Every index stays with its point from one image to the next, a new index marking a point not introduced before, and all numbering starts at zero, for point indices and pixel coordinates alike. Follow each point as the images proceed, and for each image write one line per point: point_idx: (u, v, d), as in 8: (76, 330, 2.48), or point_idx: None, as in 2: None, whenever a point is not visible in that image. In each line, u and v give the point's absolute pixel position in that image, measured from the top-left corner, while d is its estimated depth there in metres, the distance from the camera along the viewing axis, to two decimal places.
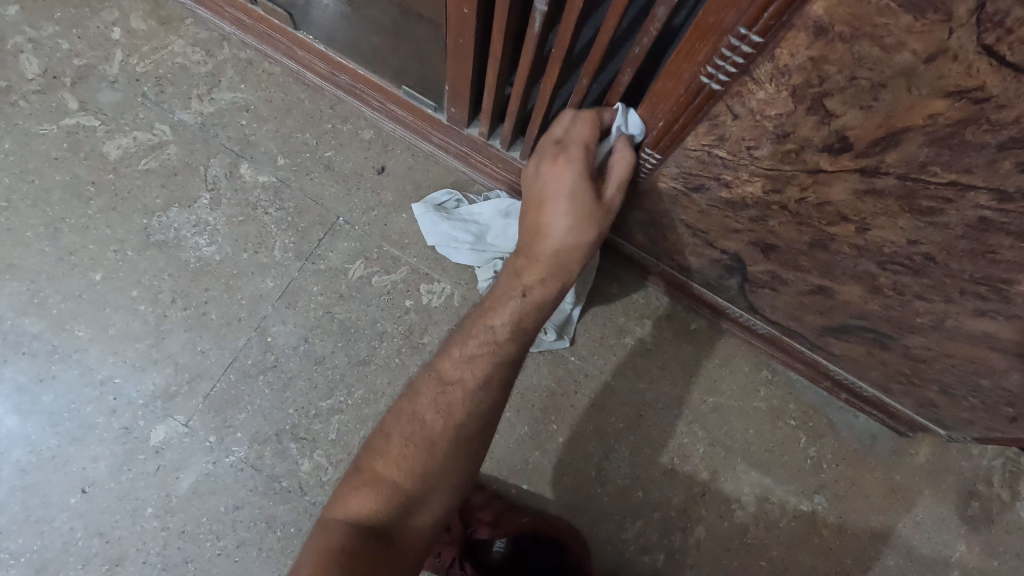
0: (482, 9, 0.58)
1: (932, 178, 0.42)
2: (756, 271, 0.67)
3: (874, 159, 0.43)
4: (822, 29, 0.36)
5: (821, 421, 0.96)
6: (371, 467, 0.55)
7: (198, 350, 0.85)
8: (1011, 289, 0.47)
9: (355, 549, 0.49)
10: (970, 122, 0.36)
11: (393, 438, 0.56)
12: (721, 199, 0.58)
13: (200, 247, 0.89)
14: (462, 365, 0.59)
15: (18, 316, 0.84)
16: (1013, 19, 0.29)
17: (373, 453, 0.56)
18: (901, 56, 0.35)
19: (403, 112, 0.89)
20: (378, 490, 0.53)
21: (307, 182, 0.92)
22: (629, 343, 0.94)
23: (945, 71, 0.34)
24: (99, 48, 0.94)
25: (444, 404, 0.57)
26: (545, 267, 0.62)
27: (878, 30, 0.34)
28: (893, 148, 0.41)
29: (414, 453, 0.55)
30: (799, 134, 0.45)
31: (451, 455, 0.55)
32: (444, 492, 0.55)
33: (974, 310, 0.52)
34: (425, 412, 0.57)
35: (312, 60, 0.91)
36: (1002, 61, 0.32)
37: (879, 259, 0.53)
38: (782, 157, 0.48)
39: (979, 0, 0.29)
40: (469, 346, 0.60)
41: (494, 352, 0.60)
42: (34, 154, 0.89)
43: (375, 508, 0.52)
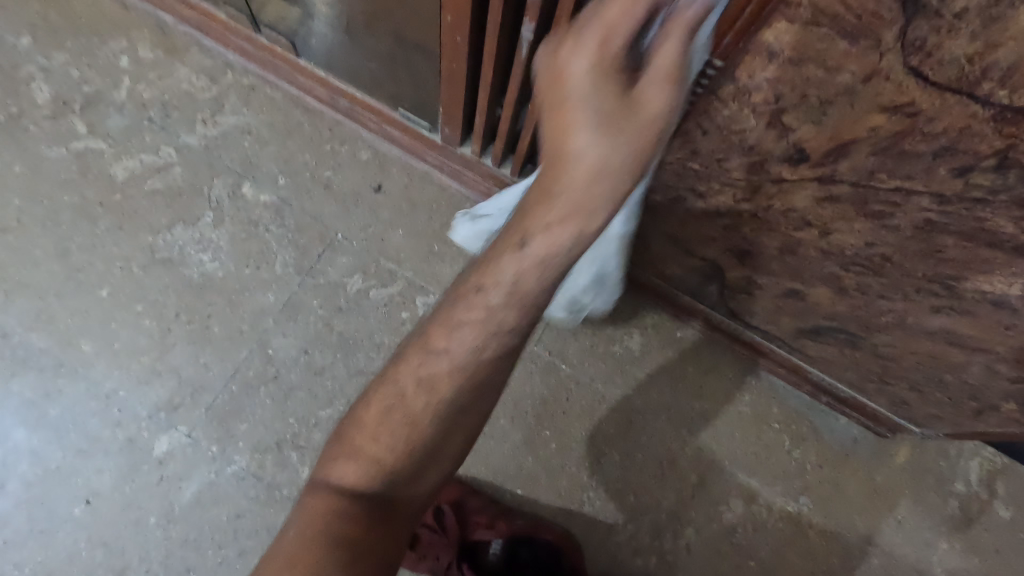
0: (474, 37, 0.63)
1: (880, 184, 0.46)
2: (734, 277, 0.72)
3: (829, 168, 0.47)
4: (774, 53, 0.41)
5: (804, 424, 0.99)
6: (351, 437, 0.49)
7: (201, 363, 0.88)
8: (961, 285, 0.51)
9: (349, 520, 0.46)
10: (907, 132, 0.41)
11: (371, 414, 0.49)
12: (697, 209, 0.63)
13: (203, 264, 0.92)
14: (449, 331, 0.48)
15: (26, 332, 0.86)
16: (930, 44, 0.34)
17: (353, 424, 0.50)
18: (843, 77, 0.39)
19: (399, 134, 0.94)
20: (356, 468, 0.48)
21: (306, 201, 0.96)
22: (618, 351, 0.98)
23: (881, 89, 0.39)
24: (108, 76, 0.98)
25: (427, 379, 0.48)
26: (568, 203, 0.44)
27: (821, 54, 0.39)
28: (845, 158, 0.46)
29: (396, 430, 0.48)
30: (761, 147, 0.49)
31: (441, 427, 0.48)
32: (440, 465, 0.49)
33: (931, 307, 0.57)
34: (408, 382, 0.48)
35: (312, 85, 0.96)
36: (927, 79, 0.37)
37: (843, 262, 0.57)
38: (748, 168, 0.53)
39: (901, 29, 0.34)
40: (467, 309, 0.47)
41: (489, 318, 0.47)
42: (44, 177, 0.93)
43: (361, 481, 0.48)
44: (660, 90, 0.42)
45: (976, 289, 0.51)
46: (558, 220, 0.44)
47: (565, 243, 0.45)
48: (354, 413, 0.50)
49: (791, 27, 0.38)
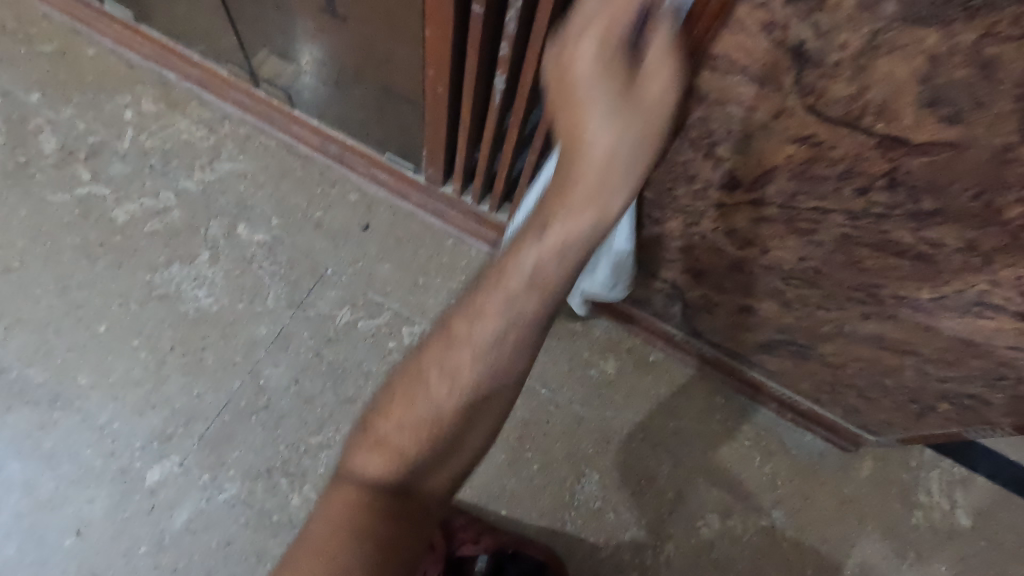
0: (453, 88, 0.72)
1: (801, 205, 0.54)
2: (693, 296, 0.79)
3: (759, 192, 0.56)
4: (701, 97, 0.50)
5: (773, 440, 1.04)
6: (378, 430, 0.45)
7: (195, 393, 0.92)
8: (882, 292, 0.59)
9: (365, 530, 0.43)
10: (815, 159, 0.49)
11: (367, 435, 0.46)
12: (655, 233, 0.70)
13: (199, 299, 0.97)
14: (472, 315, 0.45)
15: (24, 366, 0.89)
16: (818, 88, 0.43)
17: (378, 414, 0.46)
18: (757, 115, 0.48)
19: (385, 176, 1.03)
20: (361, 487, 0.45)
21: (298, 239, 1.03)
22: (594, 374, 1.03)
23: (788, 124, 0.47)
24: (112, 127, 1.05)
25: (450, 360, 0.45)
26: (584, 190, 0.43)
27: (738, 97, 0.47)
28: (770, 183, 0.54)
29: (422, 414, 0.44)
30: (702, 175, 0.58)
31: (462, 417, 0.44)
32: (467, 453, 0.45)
33: (862, 315, 0.64)
34: (431, 367, 0.45)
35: (305, 134, 1.05)
36: (821, 116, 0.45)
37: (783, 276, 0.65)
38: (693, 195, 0.61)
39: (795, 76, 0.43)
40: (493, 293, 0.44)
41: (524, 285, 0.44)
42: (48, 220, 0.98)
43: (387, 470, 0.44)
44: (657, 117, 0.43)
45: (893, 294, 0.58)
46: (548, 247, 0.43)
47: (574, 238, 0.43)
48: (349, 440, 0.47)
49: (712, 75, 0.47)
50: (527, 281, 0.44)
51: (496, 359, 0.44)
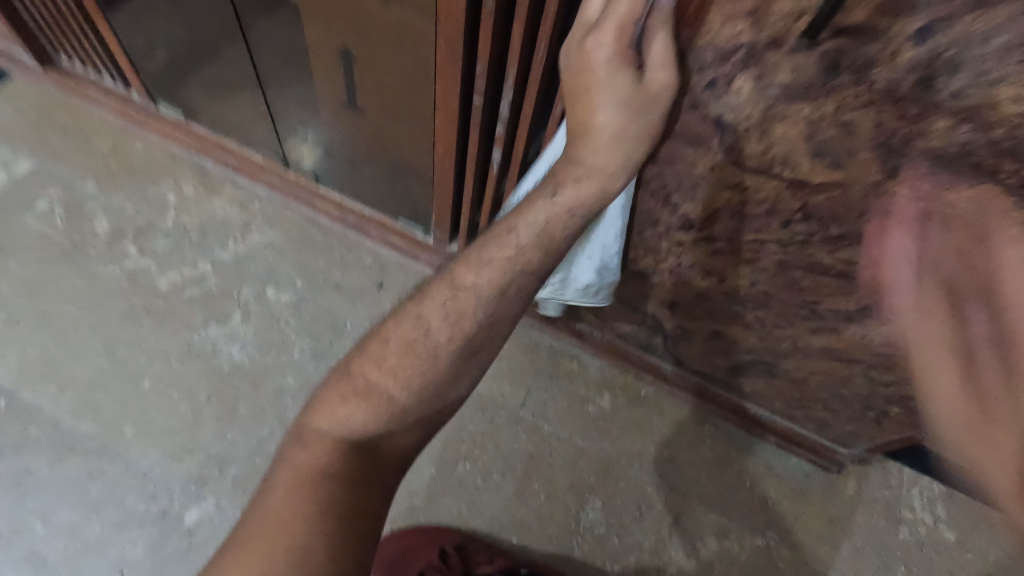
0: (459, 161, 0.88)
1: (744, 238, 0.68)
2: (671, 326, 0.91)
3: (709, 229, 0.69)
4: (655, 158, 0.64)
5: (761, 464, 1.13)
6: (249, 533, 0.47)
7: (228, 440, 1.00)
8: (820, 307, 0.71)
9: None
10: (746, 201, 0.63)
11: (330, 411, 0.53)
12: (632, 271, 0.84)
13: (232, 355, 1.08)
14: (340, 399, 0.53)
15: (75, 421, 0.99)
16: (739, 147, 0.58)
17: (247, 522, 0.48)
18: (698, 169, 0.63)
19: (398, 239, 1.18)
20: (330, 447, 0.51)
21: (320, 298, 1.15)
22: (591, 408, 1.13)
23: (722, 175, 0.62)
24: (157, 208, 1.20)
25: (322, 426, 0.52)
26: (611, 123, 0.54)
27: (682, 157, 0.62)
28: (716, 222, 0.68)
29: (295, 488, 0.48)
30: (664, 219, 0.72)
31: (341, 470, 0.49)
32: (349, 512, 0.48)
33: (810, 329, 0.76)
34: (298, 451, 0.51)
35: (328, 207, 1.21)
36: (745, 167, 0.60)
37: (741, 300, 0.77)
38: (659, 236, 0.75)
39: (721, 139, 0.58)
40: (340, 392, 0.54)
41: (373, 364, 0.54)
42: (99, 291, 1.11)
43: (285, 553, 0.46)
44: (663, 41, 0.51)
45: (829, 309, 0.71)
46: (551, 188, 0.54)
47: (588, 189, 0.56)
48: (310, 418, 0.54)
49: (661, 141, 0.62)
50: (412, 339, 0.55)
51: (441, 347, 0.55)
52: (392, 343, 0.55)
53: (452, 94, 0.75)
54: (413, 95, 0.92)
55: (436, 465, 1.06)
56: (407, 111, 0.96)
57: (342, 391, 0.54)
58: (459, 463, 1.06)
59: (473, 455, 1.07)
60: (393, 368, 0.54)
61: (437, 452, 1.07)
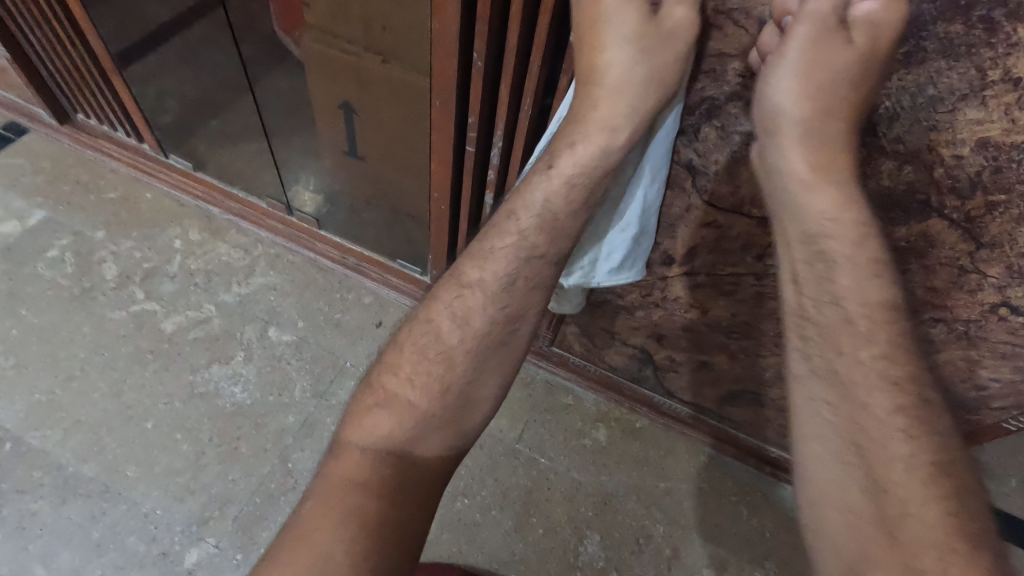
0: (453, 206, 0.93)
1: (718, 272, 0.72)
2: (660, 358, 0.94)
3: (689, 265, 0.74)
4: None
5: (757, 494, 1.14)
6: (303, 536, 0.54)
7: (230, 479, 1.02)
8: None
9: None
10: (720, 237, 0.68)
11: (359, 420, 0.60)
12: (620, 306, 0.88)
13: (235, 395, 1.10)
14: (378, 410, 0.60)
15: (78, 463, 1.01)
16: (709, 188, 0.63)
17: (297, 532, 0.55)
18: (675, 209, 0.68)
19: (396, 280, 1.21)
20: (360, 459, 0.58)
21: (321, 337, 1.18)
22: (587, 442, 1.15)
23: (697, 214, 0.67)
24: (164, 254, 1.25)
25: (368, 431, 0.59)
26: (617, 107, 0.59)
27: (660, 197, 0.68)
28: (695, 258, 0.72)
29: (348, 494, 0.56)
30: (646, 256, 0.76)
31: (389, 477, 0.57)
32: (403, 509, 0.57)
33: None
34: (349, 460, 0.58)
35: (328, 250, 1.24)
36: (716, 206, 0.65)
37: (724, 331, 0.81)
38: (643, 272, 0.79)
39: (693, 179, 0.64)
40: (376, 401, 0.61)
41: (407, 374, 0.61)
42: (106, 333, 1.14)
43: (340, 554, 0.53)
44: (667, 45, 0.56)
45: None
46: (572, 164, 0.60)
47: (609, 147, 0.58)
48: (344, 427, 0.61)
49: None
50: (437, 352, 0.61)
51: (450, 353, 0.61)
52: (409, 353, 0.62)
53: (446, 143, 0.81)
54: (410, 144, 0.98)
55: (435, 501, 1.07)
56: (405, 158, 1.02)
57: (368, 402, 0.61)
58: (458, 499, 1.07)
59: (471, 490, 1.08)
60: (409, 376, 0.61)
61: None
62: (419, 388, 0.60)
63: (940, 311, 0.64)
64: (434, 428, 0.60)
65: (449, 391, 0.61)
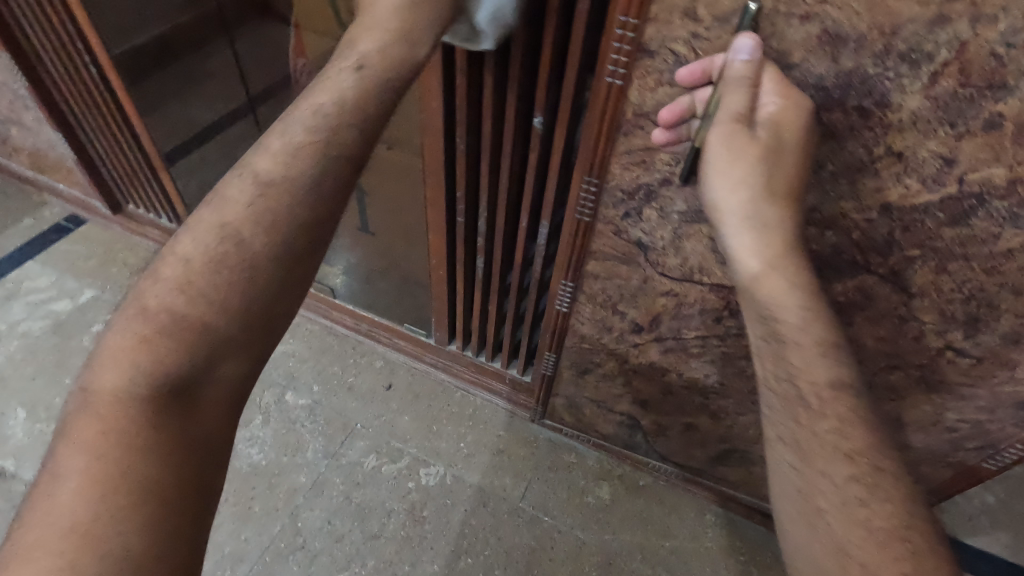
0: (449, 272, 1.02)
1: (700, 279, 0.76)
2: (648, 420, 1.06)
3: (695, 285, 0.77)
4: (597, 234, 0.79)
5: (768, 554, 1.11)
6: (155, 318, 0.49)
7: (243, 538, 1.09)
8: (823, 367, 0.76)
9: (136, 416, 0.47)
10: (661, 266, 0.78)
11: (49, 514, 0.43)
12: (601, 372, 1.00)
13: (251, 457, 1.18)
14: (128, 349, 0.48)
15: None
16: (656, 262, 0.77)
17: (95, 404, 0.47)
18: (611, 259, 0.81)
19: (405, 343, 1.30)
20: (115, 392, 0.48)
21: (334, 400, 1.26)
22: (592, 501, 1.16)
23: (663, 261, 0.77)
24: None
25: (169, 322, 0.49)
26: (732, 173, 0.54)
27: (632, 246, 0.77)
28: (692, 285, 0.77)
29: (132, 342, 0.48)
30: (627, 310, 0.86)
31: (142, 409, 0.47)
32: (129, 371, 0.48)
33: None
34: (126, 456, 0.46)
35: (343, 317, 1.34)
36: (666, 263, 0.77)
37: (720, 366, 0.87)
38: (636, 322, 0.87)
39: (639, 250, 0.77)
40: (105, 375, 0.48)
41: (122, 411, 0.47)
42: None
43: (121, 380, 0.48)
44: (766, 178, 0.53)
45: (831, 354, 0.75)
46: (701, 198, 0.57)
47: (214, 307, 0.49)
48: (99, 438, 0.46)
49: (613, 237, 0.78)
50: (104, 416, 0.47)
51: (208, 298, 0.49)
52: (155, 307, 0.50)
53: (439, 218, 0.91)
54: (407, 222, 1.08)
55: (439, 560, 1.08)
56: (407, 235, 1.12)
57: (77, 416, 0.47)
58: (462, 558, 1.08)
59: (474, 549, 1.10)
60: (109, 411, 0.47)
61: (439, 547, 1.09)
62: (113, 497, 0.44)
63: (919, 359, 0.71)
64: (137, 482, 0.45)
65: (243, 278, 0.50)
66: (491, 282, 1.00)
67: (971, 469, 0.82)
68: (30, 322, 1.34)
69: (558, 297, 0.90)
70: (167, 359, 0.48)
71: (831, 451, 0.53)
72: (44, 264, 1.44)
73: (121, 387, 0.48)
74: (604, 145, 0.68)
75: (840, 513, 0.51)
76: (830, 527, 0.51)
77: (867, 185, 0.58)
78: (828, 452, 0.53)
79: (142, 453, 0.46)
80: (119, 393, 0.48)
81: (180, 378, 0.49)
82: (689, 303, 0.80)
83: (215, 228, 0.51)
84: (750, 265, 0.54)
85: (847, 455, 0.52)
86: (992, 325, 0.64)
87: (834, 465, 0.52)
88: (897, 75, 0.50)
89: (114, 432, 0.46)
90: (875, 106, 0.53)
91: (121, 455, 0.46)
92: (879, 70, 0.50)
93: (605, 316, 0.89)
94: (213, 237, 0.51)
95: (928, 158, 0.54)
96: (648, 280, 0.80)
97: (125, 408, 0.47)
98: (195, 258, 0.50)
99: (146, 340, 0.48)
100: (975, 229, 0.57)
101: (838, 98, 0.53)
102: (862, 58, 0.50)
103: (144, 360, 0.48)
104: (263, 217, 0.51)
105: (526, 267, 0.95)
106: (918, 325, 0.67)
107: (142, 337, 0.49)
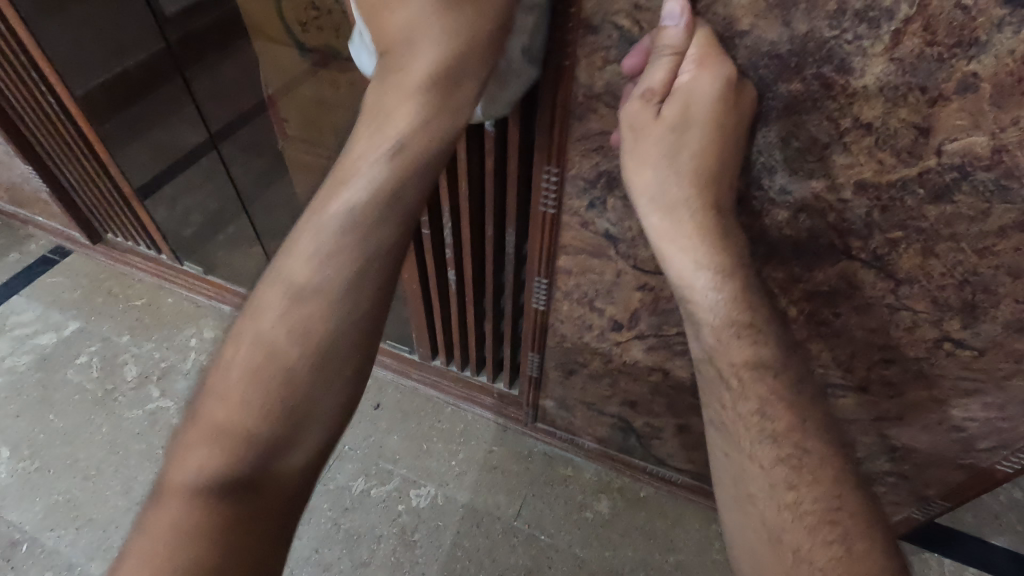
0: (422, 285, 0.98)
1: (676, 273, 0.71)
2: (641, 424, 1.01)
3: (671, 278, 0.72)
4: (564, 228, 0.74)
5: None
6: (223, 399, 0.52)
7: None
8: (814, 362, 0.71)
9: (207, 504, 0.49)
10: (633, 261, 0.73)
11: None
12: (588, 374, 0.95)
13: None
14: (205, 437, 0.51)
15: (88, 562, 1.06)
16: (627, 256, 0.73)
17: (171, 492, 0.49)
18: (581, 255, 0.76)
19: (390, 360, 1.26)
20: (187, 479, 0.49)
21: None
22: (591, 516, 1.10)
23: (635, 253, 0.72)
24: (180, 353, 1.33)
25: (238, 408, 0.51)
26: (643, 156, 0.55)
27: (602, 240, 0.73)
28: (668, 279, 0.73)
29: (211, 431, 0.51)
30: (605, 308, 0.81)
31: (213, 497, 0.49)
32: (204, 459, 0.50)
33: (832, 394, 0.74)
34: (196, 545, 0.47)
35: None
36: (637, 256, 0.72)
37: None
38: (615, 321, 0.83)
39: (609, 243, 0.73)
40: (182, 461, 0.51)
41: (191, 497, 0.49)
42: (123, 432, 1.21)
43: (197, 468, 0.50)
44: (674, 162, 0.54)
45: (822, 349, 0.69)
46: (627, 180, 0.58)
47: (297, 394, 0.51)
48: (172, 529, 0.47)
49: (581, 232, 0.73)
50: (176, 505, 0.49)
51: (290, 389, 0.51)
52: (226, 393, 0.52)
53: None
54: None
55: None
56: None
57: (155, 508, 0.49)
58: None
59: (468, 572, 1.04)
60: (180, 502, 0.49)
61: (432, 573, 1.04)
62: None
63: (918, 351, 0.65)
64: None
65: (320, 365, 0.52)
66: (465, 291, 0.96)
67: (985, 473, 0.75)
68: (15, 358, 1.32)
69: (534, 292, 0.85)
70: (238, 445, 0.50)
71: (757, 432, 0.53)
72: (29, 298, 1.43)
73: (193, 475, 0.49)
74: (560, 129, 0.63)
75: (769, 496, 0.51)
76: (762, 508, 0.51)
77: (837, 161, 0.53)
78: (753, 435, 0.53)
79: (212, 542, 0.47)
80: (189, 478, 0.49)
81: (252, 467, 0.50)
82: (667, 297, 0.75)
83: (286, 313, 0.53)
84: (662, 247, 0.57)
85: (773, 439, 0.52)
86: (990, 313, 0.58)
87: (760, 445, 0.52)
88: (857, 37, 0.45)
89: (181, 521, 0.48)
90: (836, 72, 0.48)
91: (193, 543, 0.47)
92: (835, 30, 0.45)
93: (585, 312, 0.84)
94: (285, 322, 0.53)
95: (901, 128, 0.49)
96: (623, 272, 0.75)
97: (198, 497, 0.49)
98: (256, 347, 0.53)
99: (219, 430, 0.51)
100: (960, 206, 0.52)
101: (795, 65, 0.48)
102: (815, 19, 0.45)
103: (215, 450, 0.50)
104: (330, 302, 0.53)
105: (498, 272, 0.91)
106: (910, 315, 0.62)
107: (196, 434, 0.51)
